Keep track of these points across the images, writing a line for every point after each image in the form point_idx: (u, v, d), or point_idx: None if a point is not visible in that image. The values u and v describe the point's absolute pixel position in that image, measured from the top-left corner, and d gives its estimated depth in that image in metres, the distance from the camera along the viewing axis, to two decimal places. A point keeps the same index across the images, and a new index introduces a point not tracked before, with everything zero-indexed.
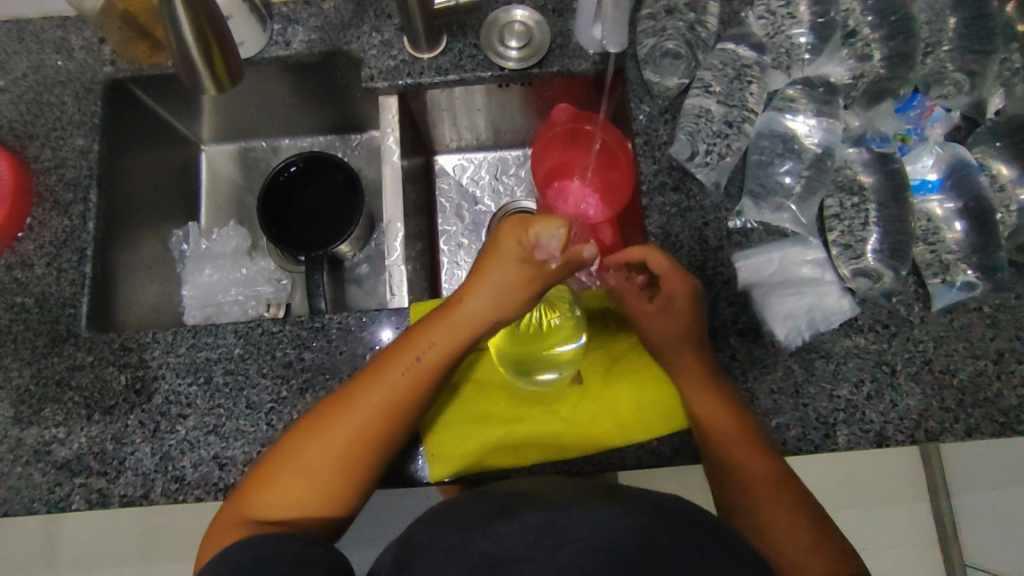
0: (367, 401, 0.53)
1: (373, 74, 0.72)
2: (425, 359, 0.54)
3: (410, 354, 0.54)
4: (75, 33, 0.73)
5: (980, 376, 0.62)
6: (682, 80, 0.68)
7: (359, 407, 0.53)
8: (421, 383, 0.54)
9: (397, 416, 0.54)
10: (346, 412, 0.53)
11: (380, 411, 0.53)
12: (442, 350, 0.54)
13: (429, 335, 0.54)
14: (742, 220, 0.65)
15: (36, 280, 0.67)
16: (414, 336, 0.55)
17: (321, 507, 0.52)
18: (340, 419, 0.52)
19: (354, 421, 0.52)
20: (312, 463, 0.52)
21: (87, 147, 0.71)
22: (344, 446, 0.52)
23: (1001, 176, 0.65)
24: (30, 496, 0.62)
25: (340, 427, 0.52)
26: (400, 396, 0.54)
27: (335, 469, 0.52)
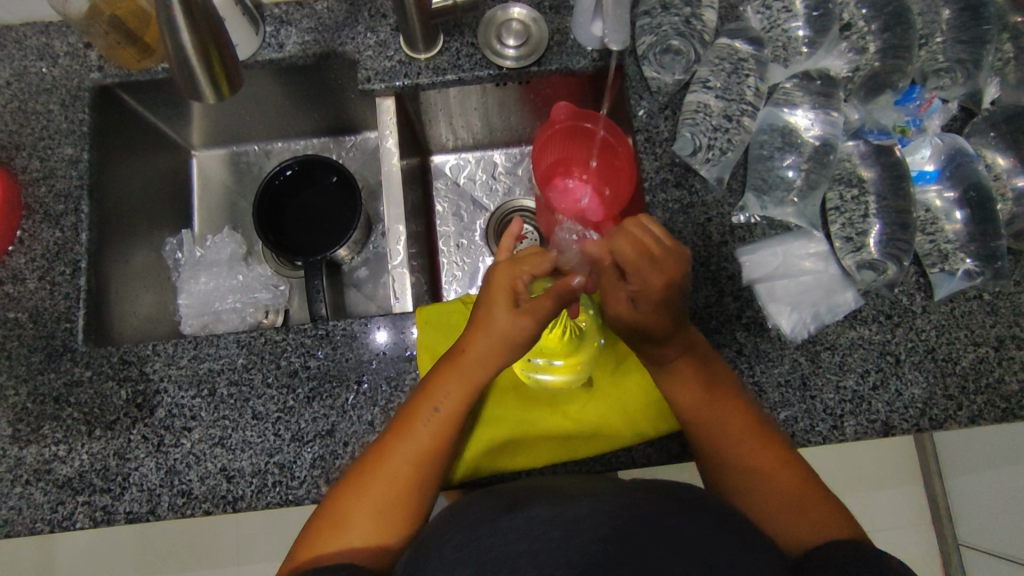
0: (399, 456, 0.54)
1: (369, 75, 0.71)
2: (444, 409, 0.55)
3: (427, 409, 0.55)
4: (59, 38, 0.71)
5: (982, 363, 0.62)
6: (681, 75, 0.68)
7: (391, 460, 0.54)
8: (447, 427, 0.55)
9: (429, 466, 0.55)
10: (379, 469, 0.54)
11: (419, 455, 0.54)
12: (459, 396, 0.56)
13: (448, 387, 0.56)
14: (746, 215, 0.65)
15: (29, 294, 0.65)
16: (432, 387, 0.56)
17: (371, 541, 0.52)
18: (382, 468, 0.54)
19: (387, 477, 0.53)
20: (357, 518, 0.52)
21: (77, 156, 0.69)
22: (384, 498, 0.53)
23: (997, 166, 0.65)
24: (31, 516, 0.60)
25: (384, 472, 0.54)
26: (430, 441, 0.55)
27: (380, 520, 0.53)
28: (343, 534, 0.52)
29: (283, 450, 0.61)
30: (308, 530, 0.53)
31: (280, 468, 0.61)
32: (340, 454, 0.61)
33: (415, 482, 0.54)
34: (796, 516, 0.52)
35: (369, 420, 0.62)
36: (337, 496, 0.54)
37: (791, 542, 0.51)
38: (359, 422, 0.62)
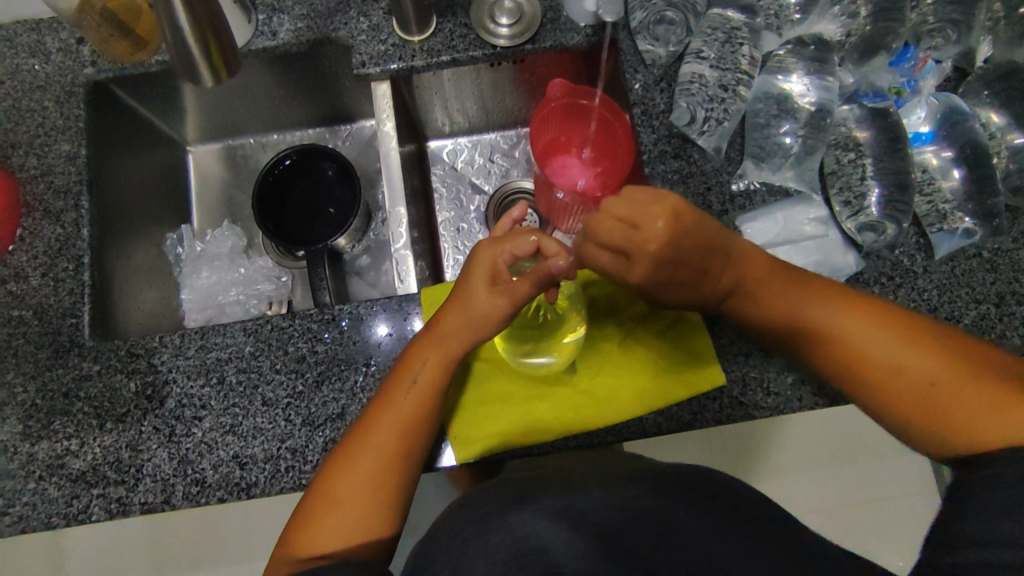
0: (381, 427, 0.55)
1: (363, 59, 0.71)
2: (422, 380, 0.56)
3: (405, 382, 0.56)
4: (51, 35, 0.71)
5: (984, 320, 0.63)
6: (675, 47, 0.68)
7: (375, 433, 0.54)
8: (423, 407, 0.56)
9: (410, 440, 0.55)
10: (362, 443, 0.54)
11: (399, 437, 0.55)
12: (433, 371, 0.57)
13: (419, 366, 0.57)
14: (745, 182, 0.66)
15: (33, 291, 0.65)
16: (408, 362, 0.57)
17: (364, 523, 0.52)
18: (363, 452, 0.54)
19: (375, 450, 0.54)
20: (348, 493, 0.53)
21: (74, 151, 0.69)
22: (374, 469, 0.53)
23: (992, 124, 0.66)
24: (46, 511, 0.60)
25: (365, 455, 0.54)
26: (407, 422, 0.55)
27: (366, 501, 0.53)
28: (336, 513, 0.52)
29: (294, 435, 0.61)
30: (300, 513, 0.53)
31: (293, 453, 0.61)
32: None
33: (400, 455, 0.55)
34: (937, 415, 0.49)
35: None
36: (326, 473, 0.54)
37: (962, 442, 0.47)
38: (370, 404, 0.62)
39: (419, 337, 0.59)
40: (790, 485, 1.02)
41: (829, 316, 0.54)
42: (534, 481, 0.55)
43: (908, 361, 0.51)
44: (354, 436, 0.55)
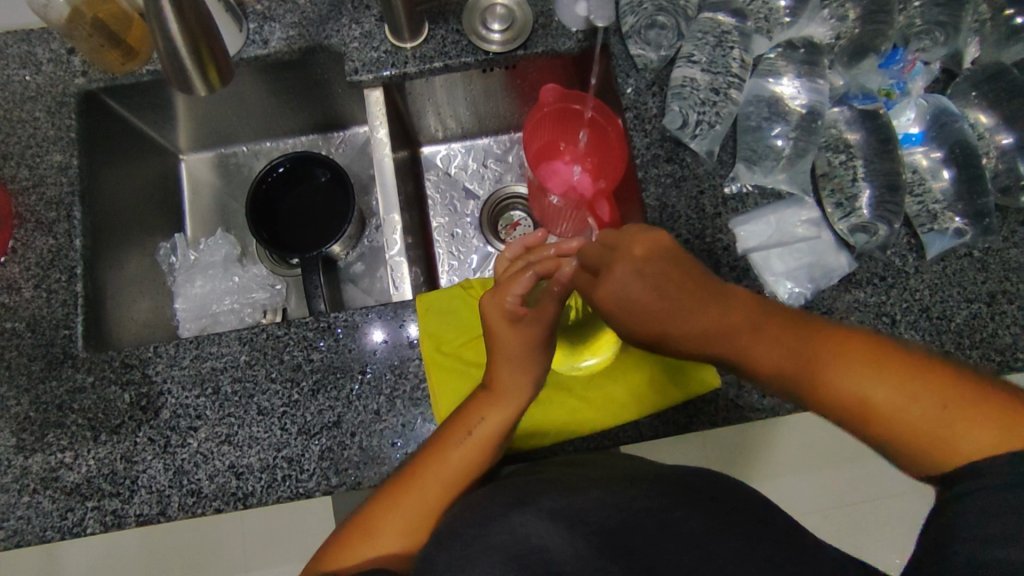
0: (442, 471, 0.55)
1: (356, 67, 0.71)
2: (483, 430, 0.56)
3: (472, 427, 0.56)
4: (40, 45, 0.71)
5: (976, 319, 0.63)
6: (666, 51, 0.69)
7: (427, 478, 0.55)
8: (482, 451, 0.56)
9: (465, 483, 0.56)
10: (414, 482, 0.55)
11: (452, 483, 0.55)
12: (497, 424, 0.56)
13: (488, 417, 0.56)
14: (737, 185, 0.66)
15: (26, 303, 0.65)
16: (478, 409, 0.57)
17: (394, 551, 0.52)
18: (416, 490, 0.54)
19: (422, 488, 0.54)
20: (390, 529, 0.53)
21: (66, 162, 0.69)
22: (420, 511, 0.54)
23: (981, 125, 0.67)
24: (41, 525, 0.60)
25: (415, 493, 0.54)
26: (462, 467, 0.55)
27: (400, 535, 0.53)
28: (368, 545, 0.53)
29: (290, 444, 0.61)
30: (335, 536, 0.55)
31: (289, 461, 0.61)
32: (348, 444, 0.61)
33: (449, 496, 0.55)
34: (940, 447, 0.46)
35: (375, 409, 0.62)
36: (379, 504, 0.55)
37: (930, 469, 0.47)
38: (366, 412, 0.62)
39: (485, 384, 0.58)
40: (793, 486, 1.02)
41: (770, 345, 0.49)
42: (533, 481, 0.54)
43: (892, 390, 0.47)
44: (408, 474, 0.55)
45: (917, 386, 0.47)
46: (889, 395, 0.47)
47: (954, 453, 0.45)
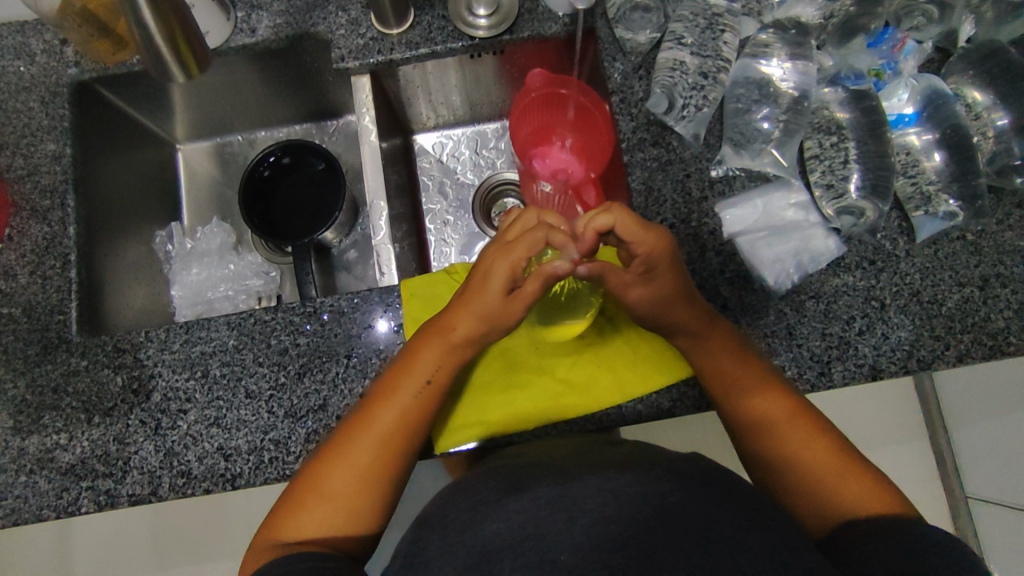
0: (385, 422, 0.55)
1: (343, 54, 0.71)
2: (435, 380, 0.57)
3: (419, 378, 0.57)
4: (34, 36, 0.72)
5: (968, 303, 0.62)
6: (653, 34, 0.68)
7: (377, 427, 0.55)
8: (431, 400, 0.57)
9: (411, 433, 0.56)
10: (366, 435, 0.55)
11: (399, 431, 0.55)
12: (445, 368, 0.58)
13: (430, 360, 0.57)
14: (723, 168, 0.65)
15: (21, 289, 0.66)
16: (419, 359, 0.57)
17: (348, 515, 0.53)
18: (363, 447, 0.54)
19: (374, 442, 0.54)
20: (345, 486, 0.53)
21: (60, 151, 0.70)
22: (370, 465, 0.54)
23: (977, 104, 0.65)
24: (37, 504, 0.61)
25: (365, 453, 0.54)
26: (414, 413, 0.56)
27: (358, 493, 0.53)
28: (318, 507, 0.52)
29: (277, 427, 0.62)
30: (286, 501, 0.54)
31: (276, 444, 0.62)
32: (334, 427, 0.62)
33: (398, 446, 0.55)
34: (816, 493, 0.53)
35: (360, 393, 0.62)
36: (321, 464, 0.54)
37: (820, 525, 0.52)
38: (351, 395, 0.62)
39: (427, 328, 0.59)
40: None
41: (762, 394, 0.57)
42: (524, 467, 0.54)
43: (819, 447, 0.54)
44: (354, 428, 0.55)
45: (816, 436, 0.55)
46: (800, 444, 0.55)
47: (833, 508, 0.52)
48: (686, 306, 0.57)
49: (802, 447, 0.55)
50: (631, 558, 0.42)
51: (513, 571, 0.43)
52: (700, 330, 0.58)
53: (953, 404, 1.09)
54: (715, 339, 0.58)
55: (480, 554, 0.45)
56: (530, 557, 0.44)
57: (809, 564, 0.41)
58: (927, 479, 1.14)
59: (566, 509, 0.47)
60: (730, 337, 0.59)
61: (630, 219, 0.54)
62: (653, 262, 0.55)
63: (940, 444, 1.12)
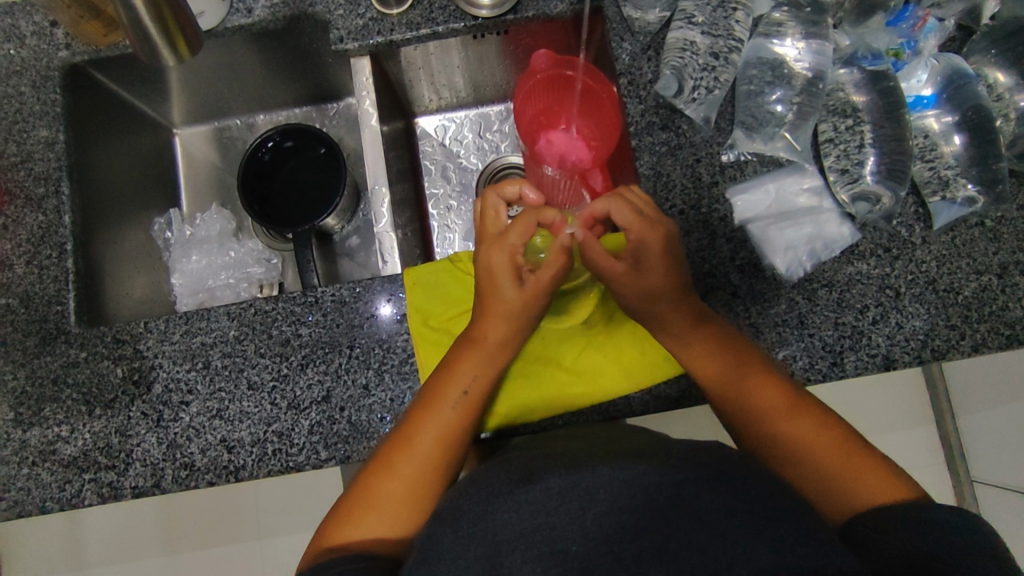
0: (428, 433, 0.54)
1: (341, 34, 0.69)
2: (473, 391, 0.56)
3: (455, 390, 0.55)
4: (24, 18, 0.70)
5: (984, 291, 0.60)
6: (663, 12, 0.66)
7: (419, 436, 0.54)
8: (472, 412, 0.56)
9: (455, 441, 0.55)
10: (409, 447, 0.54)
11: (444, 440, 0.54)
12: (484, 379, 0.57)
13: (471, 370, 0.56)
14: (735, 152, 0.63)
15: (18, 280, 0.65)
16: (456, 369, 0.56)
17: (394, 522, 0.52)
18: (408, 456, 0.53)
19: (419, 452, 0.53)
20: (389, 497, 0.52)
21: (53, 137, 0.68)
22: (416, 475, 0.53)
23: (999, 85, 0.63)
24: (41, 496, 0.61)
25: (411, 463, 0.53)
26: (456, 424, 0.55)
27: (406, 502, 0.52)
28: (371, 516, 0.52)
29: (280, 418, 0.61)
30: (335, 512, 0.53)
31: (279, 436, 0.61)
32: (337, 418, 0.61)
33: (443, 455, 0.54)
34: (832, 484, 0.50)
35: (363, 383, 0.61)
36: (367, 476, 0.54)
37: (836, 513, 0.50)
38: (354, 385, 0.62)
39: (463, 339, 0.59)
40: None
41: (762, 388, 0.55)
42: (533, 459, 0.52)
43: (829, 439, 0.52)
44: (397, 438, 0.55)
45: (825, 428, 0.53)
46: (805, 437, 0.53)
47: (845, 498, 0.50)
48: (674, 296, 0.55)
49: (816, 446, 0.52)
50: (645, 550, 0.40)
51: (523, 563, 0.42)
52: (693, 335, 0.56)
53: (961, 389, 1.08)
54: (707, 343, 0.56)
55: (490, 547, 0.44)
56: (540, 549, 0.42)
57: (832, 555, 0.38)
58: (933, 463, 1.13)
59: (578, 500, 0.45)
60: (723, 335, 0.57)
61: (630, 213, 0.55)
62: (642, 255, 0.55)
63: (947, 429, 1.11)
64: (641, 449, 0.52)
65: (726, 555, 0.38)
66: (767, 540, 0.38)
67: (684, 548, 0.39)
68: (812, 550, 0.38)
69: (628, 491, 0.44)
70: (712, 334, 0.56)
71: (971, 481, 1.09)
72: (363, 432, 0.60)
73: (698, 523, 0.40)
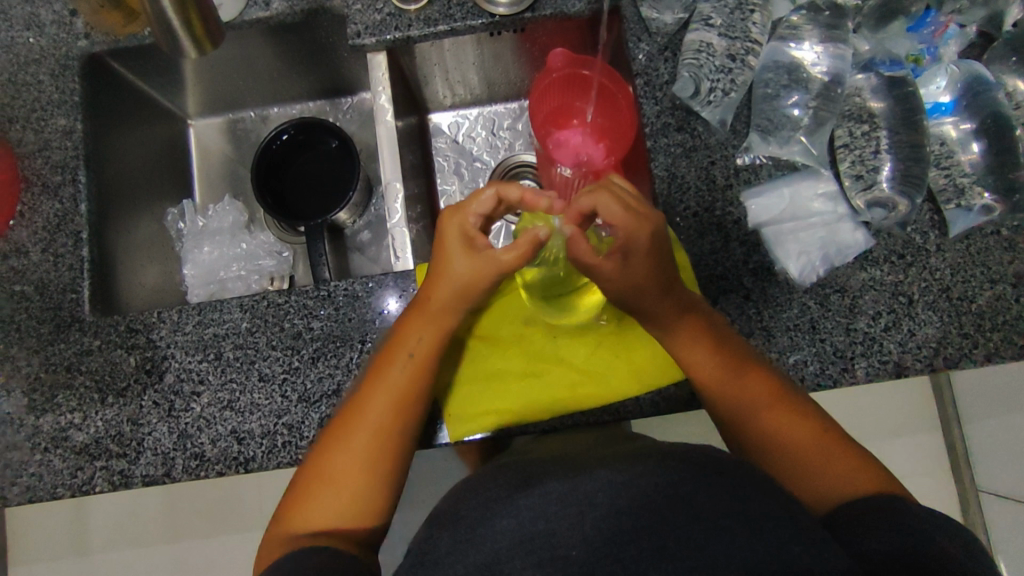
0: (378, 409, 0.55)
1: (359, 29, 0.69)
2: (416, 360, 0.56)
3: (402, 360, 0.56)
4: (44, 7, 0.70)
5: (998, 301, 0.60)
6: (680, 14, 0.66)
7: (370, 410, 0.55)
8: (420, 378, 0.56)
9: (405, 413, 0.55)
10: (359, 421, 0.54)
11: (393, 413, 0.55)
12: (430, 347, 0.57)
13: (417, 344, 0.57)
14: (750, 156, 0.63)
15: (34, 267, 0.66)
16: (403, 342, 0.57)
17: (353, 500, 0.53)
18: (361, 430, 0.54)
19: (369, 426, 0.54)
20: (344, 473, 0.53)
21: (71, 126, 0.69)
22: (368, 450, 0.54)
23: (1019, 93, 0.63)
24: (52, 482, 0.61)
25: (363, 438, 0.54)
26: (403, 396, 0.55)
27: (361, 476, 0.53)
28: (327, 493, 0.53)
29: (290, 411, 0.62)
30: (294, 490, 0.54)
31: (290, 428, 0.61)
32: None
33: (394, 428, 0.55)
34: (816, 475, 0.52)
35: None
36: (322, 453, 0.54)
37: (818, 502, 0.51)
38: None
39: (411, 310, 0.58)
40: None
41: (745, 382, 0.56)
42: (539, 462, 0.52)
43: (806, 429, 0.54)
44: (349, 412, 0.55)
45: (802, 419, 0.55)
46: (779, 427, 0.55)
47: (830, 489, 0.51)
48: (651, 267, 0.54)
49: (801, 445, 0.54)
50: (644, 549, 0.39)
51: (522, 570, 0.41)
52: (677, 325, 0.57)
53: (969, 398, 1.07)
54: (692, 337, 0.56)
55: (489, 555, 0.43)
56: (540, 554, 0.42)
57: (825, 555, 0.38)
58: (938, 471, 1.13)
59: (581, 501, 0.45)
60: (703, 325, 0.57)
61: (617, 209, 0.52)
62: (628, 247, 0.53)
63: (953, 437, 1.11)
64: (648, 449, 0.52)
65: (736, 553, 0.37)
66: (767, 540, 0.38)
67: (682, 548, 0.38)
68: (816, 552, 0.38)
69: (627, 493, 0.44)
70: (698, 324, 0.57)
71: (977, 491, 1.08)
72: None
73: (700, 520, 0.40)
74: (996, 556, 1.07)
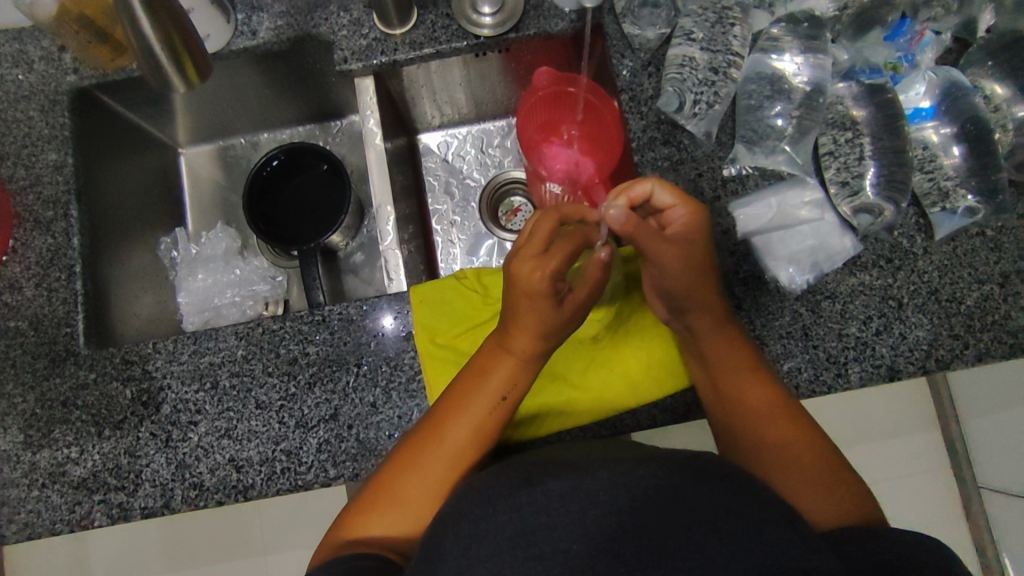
0: (456, 437, 0.54)
1: (345, 55, 0.70)
2: (501, 395, 0.55)
3: (488, 394, 0.55)
4: (32, 43, 0.71)
5: (987, 301, 0.61)
6: (662, 29, 0.67)
7: (451, 439, 0.54)
8: (504, 415, 0.56)
9: (485, 439, 0.55)
10: (438, 447, 0.54)
11: (471, 444, 0.55)
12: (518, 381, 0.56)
13: (502, 377, 0.55)
14: (737, 167, 0.64)
15: (27, 302, 0.66)
16: (489, 374, 0.56)
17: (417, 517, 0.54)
18: (436, 455, 0.54)
19: (446, 453, 0.54)
20: (412, 492, 0.54)
21: (61, 161, 0.69)
22: (441, 476, 0.54)
23: (997, 96, 0.64)
24: (51, 518, 0.61)
25: (436, 464, 0.54)
26: (484, 427, 0.55)
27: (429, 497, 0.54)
28: (392, 511, 0.53)
29: (289, 437, 0.62)
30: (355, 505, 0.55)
31: (288, 454, 0.61)
32: (345, 436, 0.61)
33: (468, 458, 0.55)
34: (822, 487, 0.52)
35: (371, 401, 0.62)
36: (390, 472, 0.54)
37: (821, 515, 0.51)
38: (362, 404, 0.62)
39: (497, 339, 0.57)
40: None
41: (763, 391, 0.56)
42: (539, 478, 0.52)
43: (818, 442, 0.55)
44: (426, 436, 0.55)
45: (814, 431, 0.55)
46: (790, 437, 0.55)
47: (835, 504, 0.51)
48: (702, 297, 0.56)
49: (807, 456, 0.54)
50: (644, 549, 0.39)
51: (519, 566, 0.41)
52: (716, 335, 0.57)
53: (966, 396, 1.07)
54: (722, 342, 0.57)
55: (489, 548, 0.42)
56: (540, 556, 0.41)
57: (823, 557, 0.38)
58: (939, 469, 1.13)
59: None
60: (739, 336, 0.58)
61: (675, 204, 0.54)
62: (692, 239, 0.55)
63: (951, 435, 1.11)
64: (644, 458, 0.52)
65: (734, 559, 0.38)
66: (762, 542, 0.38)
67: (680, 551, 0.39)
68: (813, 556, 0.38)
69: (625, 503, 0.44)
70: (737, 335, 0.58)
71: (978, 488, 1.08)
72: (371, 449, 0.61)
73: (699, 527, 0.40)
74: (1000, 552, 1.07)
